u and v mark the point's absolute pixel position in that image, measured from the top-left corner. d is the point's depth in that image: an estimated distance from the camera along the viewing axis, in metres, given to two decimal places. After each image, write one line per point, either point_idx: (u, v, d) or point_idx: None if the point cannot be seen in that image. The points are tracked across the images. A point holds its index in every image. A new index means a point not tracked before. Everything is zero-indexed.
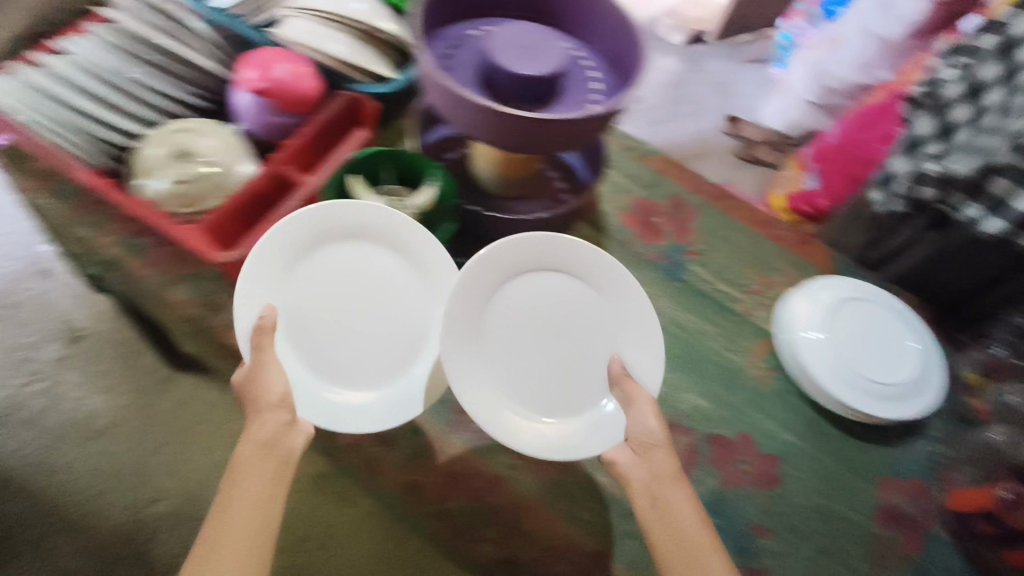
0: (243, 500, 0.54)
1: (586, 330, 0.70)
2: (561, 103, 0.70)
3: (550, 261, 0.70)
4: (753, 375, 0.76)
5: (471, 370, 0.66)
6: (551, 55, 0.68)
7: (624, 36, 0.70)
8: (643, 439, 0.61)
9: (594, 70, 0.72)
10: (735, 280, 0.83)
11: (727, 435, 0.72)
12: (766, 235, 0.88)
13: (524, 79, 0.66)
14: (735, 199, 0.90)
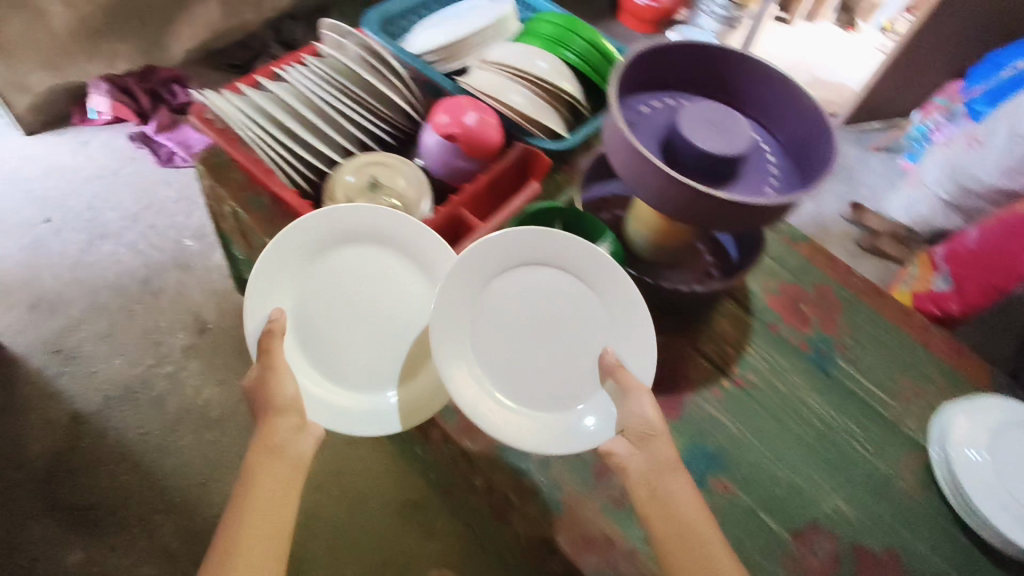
0: (258, 496, 0.61)
1: (578, 328, 0.74)
2: (731, 188, 0.70)
3: (535, 253, 0.73)
4: (901, 487, 0.72)
5: (463, 365, 0.71)
6: (738, 139, 0.69)
7: (815, 141, 0.70)
8: (644, 434, 0.66)
9: (773, 167, 0.73)
10: (885, 382, 0.78)
11: (870, 548, 0.68)
12: (919, 339, 0.83)
13: (707, 154, 0.67)
14: (886, 297, 0.87)
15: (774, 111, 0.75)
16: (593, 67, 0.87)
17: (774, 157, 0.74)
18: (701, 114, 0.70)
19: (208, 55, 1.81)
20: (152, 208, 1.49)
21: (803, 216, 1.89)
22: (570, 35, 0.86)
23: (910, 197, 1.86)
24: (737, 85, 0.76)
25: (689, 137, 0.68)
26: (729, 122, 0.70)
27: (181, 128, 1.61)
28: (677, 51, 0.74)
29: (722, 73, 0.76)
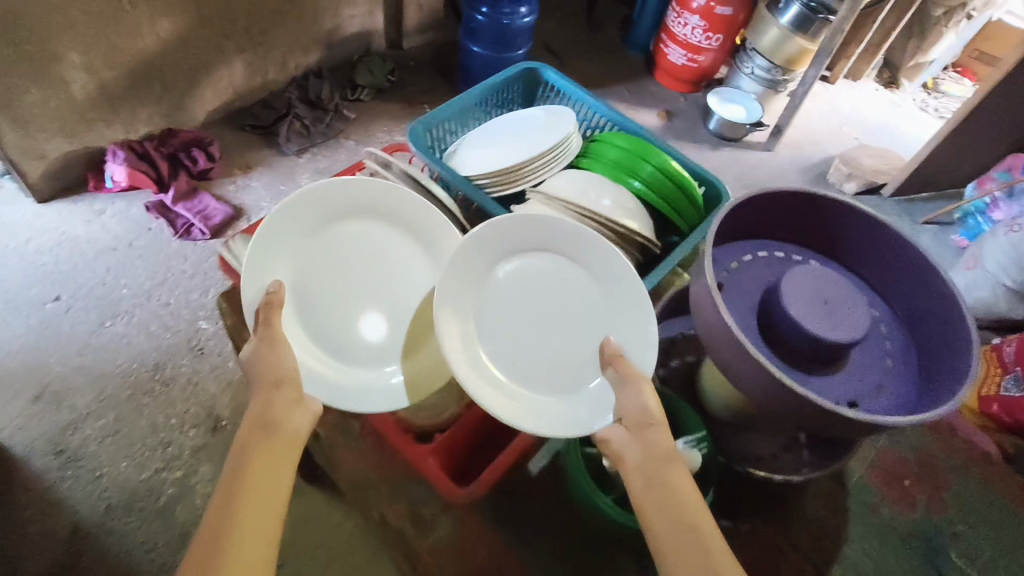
0: (257, 472, 0.63)
1: (569, 308, 0.87)
2: (819, 385, 0.68)
3: (536, 245, 0.88)
4: None
5: (467, 350, 0.84)
6: (846, 325, 0.63)
7: (949, 388, 0.67)
8: (643, 419, 0.75)
9: (888, 388, 0.72)
10: None
11: None
12: None
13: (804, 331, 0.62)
14: None
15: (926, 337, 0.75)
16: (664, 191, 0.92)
17: (897, 381, 0.73)
18: (823, 283, 0.64)
19: (231, 116, 1.74)
20: (166, 285, 1.40)
21: None
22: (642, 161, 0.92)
23: (969, 279, 1.78)
24: (903, 285, 0.78)
25: (797, 303, 0.63)
26: (847, 300, 0.65)
27: (200, 196, 1.54)
28: (803, 211, 0.81)
29: (888, 268, 0.80)
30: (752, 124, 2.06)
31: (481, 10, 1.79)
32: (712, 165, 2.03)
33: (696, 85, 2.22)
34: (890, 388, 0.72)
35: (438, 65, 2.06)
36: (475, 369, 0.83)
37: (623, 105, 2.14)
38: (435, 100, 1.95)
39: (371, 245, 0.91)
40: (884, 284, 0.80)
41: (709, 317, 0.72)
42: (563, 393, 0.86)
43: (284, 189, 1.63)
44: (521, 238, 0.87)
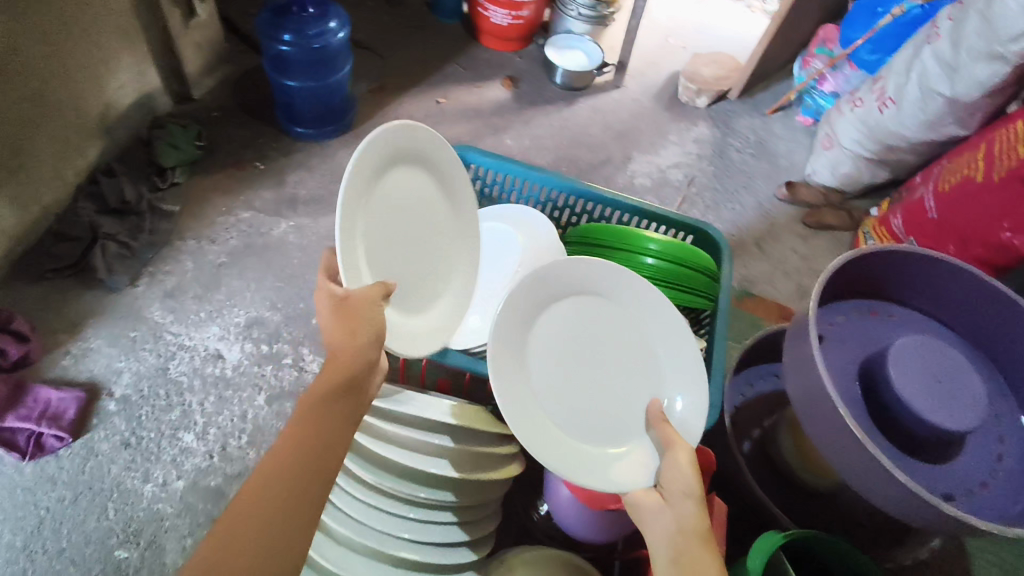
0: (316, 420, 0.66)
1: (617, 353, 0.82)
2: (952, 469, 0.72)
3: (584, 286, 0.82)
4: None
5: (530, 422, 0.75)
6: (967, 414, 0.68)
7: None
8: (679, 490, 0.65)
9: (1004, 489, 0.72)
10: None
11: None
12: None
13: (930, 422, 0.68)
14: None
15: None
16: (674, 276, 0.87)
17: (1016, 483, 0.72)
18: (934, 356, 0.71)
19: (20, 267, 1.34)
20: (46, 527, 1.09)
21: (746, 212, 1.83)
22: (633, 255, 0.88)
23: (831, 159, 1.86)
24: (998, 335, 0.80)
25: (896, 372, 0.70)
26: (954, 372, 0.70)
27: (35, 391, 1.19)
28: (906, 262, 0.83)
29: (984, 322, 0.82)
30: (596, 68, 1.99)
31: (283, 38, 1.51)
32: (576, 123, 1.94)
33: (525, 40, 2.08)
34: (1012, 445, 0.75)
35: (245, 106, 1.72)
36: (540, 426, 0.76)
37: (463, 85, 1.95)
38: (263, 151, 1.65)
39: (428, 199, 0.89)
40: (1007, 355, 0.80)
41: (827, 433, 0.67)
42: (618, 448, 0.77)
43: (136, 333, 1.31)
44: (573, 283, 0.82)
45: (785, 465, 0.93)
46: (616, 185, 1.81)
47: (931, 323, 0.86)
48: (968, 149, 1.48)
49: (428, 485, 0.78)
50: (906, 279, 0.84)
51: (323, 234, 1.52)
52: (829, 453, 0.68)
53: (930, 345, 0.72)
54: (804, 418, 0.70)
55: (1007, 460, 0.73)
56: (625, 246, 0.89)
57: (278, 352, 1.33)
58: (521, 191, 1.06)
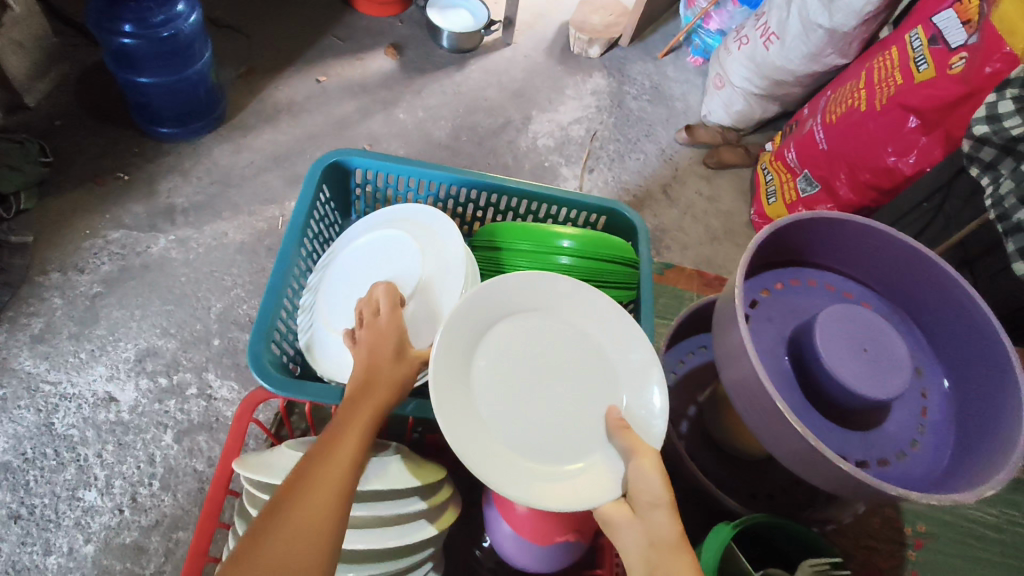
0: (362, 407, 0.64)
1: (572, 365, 0.78)
2: (882, 433, 0.74)
3: (519, 302, 0.78)
4: None
5: (478, 450, 0.70)
6: (893, 381, 0.69)
7: (1000, 400, 0.69)
8: (647, 497, 0.62)
9: (922, 445, 0.74)
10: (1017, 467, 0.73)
11: None
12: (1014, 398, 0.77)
13: (856, 393, 0.69)
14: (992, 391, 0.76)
15: (940, 334, 0.79)
16: (592, 272, 0.83)
17: (934, 436, 0.75)
18: (859, 326, 0.72)
19: None
20: None
21: (650, 161, 1.82)
22: (547, 255, 0.84)
23: (724, 98, 1.87)
24: (907, 287, 0.81)
25: (823, 346, 0.70)
26: (877, 339, 0.71)
27: None
28: (821, 230, 0.82)
29: (894, 280, 0.82)
30: (483, 27, 1.88)
31: (124, 29, 1.33)
32: (470, 87, 1.84)
33: (404, 2, 1.94)
34: (932, 395, 0.77)
35: (94, 109, 1.51)
36: (489, 449, 0.71)
37: (343, 58, 1.80)
38: (124, 159, 1.47)
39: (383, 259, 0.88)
40: (917, 311, 0.82)
41: (761, 417, 0.67)
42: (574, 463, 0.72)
43: (6, 391, 1.16)
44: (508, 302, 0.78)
45: (722, 438, 0.94)
46: (520, 149, 1.75)
47: (847, 281, 0.87)
48: (850, 79, 1.52)
49: (358, 563, 0.69)
50: (820, 243, 0.84)
51: (209, 244, 1.38)
52: (763, 436, 0.68)
53: (851, 313, 0.72)
54: (739, 400, 0.69)
55: (930, 412, 0.76)
56: (537, 245, 0.84)
57: (179, 383, 1.21)
58: (418, 191, 0.98)
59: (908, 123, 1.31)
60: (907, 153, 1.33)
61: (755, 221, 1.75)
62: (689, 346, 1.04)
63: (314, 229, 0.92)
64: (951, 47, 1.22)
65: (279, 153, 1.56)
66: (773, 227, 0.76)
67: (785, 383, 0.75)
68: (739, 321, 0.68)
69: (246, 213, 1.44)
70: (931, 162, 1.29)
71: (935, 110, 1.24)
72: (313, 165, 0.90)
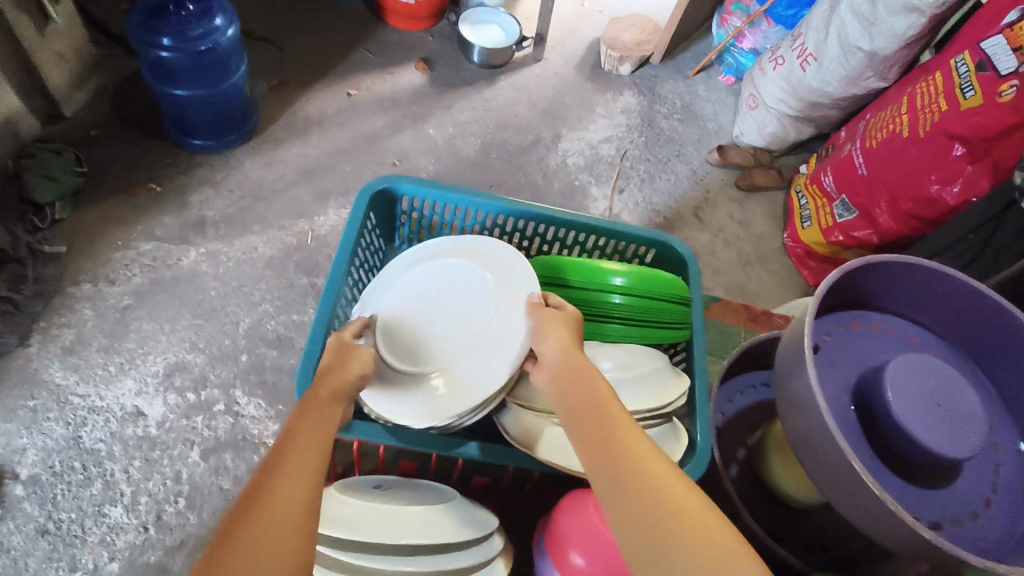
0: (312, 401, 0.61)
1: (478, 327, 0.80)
2: (953, 491, 0.71)
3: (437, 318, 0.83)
4: None
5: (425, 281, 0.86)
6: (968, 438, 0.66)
7: None
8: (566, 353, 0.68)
9: (997, 504, 0.71)
10: None
11: None
12: None
13: (930, 451, 0.66)
14: None
15: (1014, 388, 0.76)
16: (645, 309, 0.81)
17: (1008, 494, 0.71)
18: (929, 376, 0.69)
19: None
20: None
21: (681, 182, 1.80)
22: (599, 293, 0.82)
23: (757, 119, 1.85)
24: (981, 337, 0.78)
25: (893, 398, 0.68)
26: (948, 391, 0.68)
27: None
28: (887, 274, 0.79)
29: (964, 327, 0.80)
30: (514, 43, 1.88)
31: (162, 43, 1.33)
32: (500, 103, 1.83)
33: (435, 16, 1.94)
34: (1005, 452, 0.74)
35: (129, 120, 1.52)
36: (429, 285, 0.86)
37: (373, 72, 1.81)
38: (158, 171, 1.47)
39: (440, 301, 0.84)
40: (990, 361, 0.79)
41: (831, 474, 0.64)
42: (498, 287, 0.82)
43: (36, 403, 1.16)
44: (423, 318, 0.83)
45: (769, 482, 0.91)
46: (549, 167, 1.74)
47: (912, 326, 0.84)
48: (890, 104, 1.49)
49: None
50: (886, 287, 0.82)
51: (239, 258, 1.38)
52: (831, 494, 0.65)
53: (923, 362, 0.70)
54: (807, 455, 0.66)
55: (1003, 471, 0.73)
56: (588, 283, 0.82)
57: (207, 400, 1.20)
58: (463, 220, 0.97)
59: (953, 151, 1.27)
60: (950, 183, 1.29)
61: (788, 246, 1.72)
62: (735, 381, 1.01)
63: (360, 257, 0.91)
64: (1000, 74, 1.18)
65: (309, 168, 1.56)
66: (839, 272, 0.74)
67: (851, 435, 0.72)
68: (809, 373, 0.65)
69: (276, 227, 1.44)
70: (975, 196, 1.26)
71: (984, 140, 1.21)
72: (361, 192, 0.88)
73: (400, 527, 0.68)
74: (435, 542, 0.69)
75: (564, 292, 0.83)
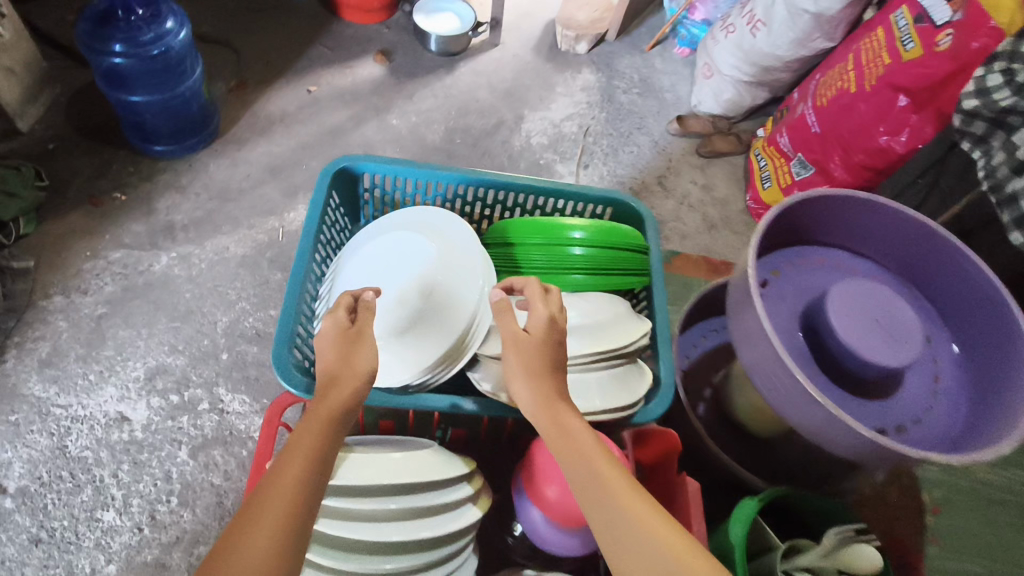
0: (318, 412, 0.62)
1: (429, 293, 0.83)
2: (898, 400, 0.75)
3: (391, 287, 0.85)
4: None
5: (377, 256, 0.89)
6: (904, 349, 0.72)
7: (1011, 362, 0.71)
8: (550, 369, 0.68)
9: (941, 408, 0.76)
10: None
11: None
12: None
13: (871, 361, 0.71)
14: None
15: (948, 302, 0.82)
16: (604, 262, 0.84)
17: (951, 398, 0.76)
18: (864, 298, 0.74)
19: None
20: None
21: (644, 153, 1.84)
22: (560, 248, 0.85)
23: (713, 88, 1.89)
24: (916, 258, 0.84)
25: (834, 319, 0.72)
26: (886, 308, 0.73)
27: None
28: (824, 209, 0.84)
29: (899, 251, 0.85)
30: (470, 30, 1.89)
31: (115, 50, 1.32)
32: (461, 89, 1.85)
33: (390, 8, 1.95)
34: (944, 362, 0.79)
35: (88, 131, 1.51)
36: (381, 259, 0.89)
37: (332, 68, 1.81)
38: (121, 180, 1.47)
39: (393, 273, 0.87)
40: (924, 280, 0.84)
41: (782, 395, 0.68)
42: (445, 258, 0.86)
43: (17, 417, 1.16)
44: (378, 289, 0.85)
45: (735, 415, 0.95)
46: (514, 148, 1.76)
47: (854, 257, 0.89)
48: (838, 62, 1.53)
49: (393, 553, 0.70)
50: (824, 222, 0.86)
51: (211, 259, 1.38)
52: (784, 411, 0.69)
53: (858, 286, 0.75)
54: (759, 377, 0.70)
55: (942, 377, 0.78)
56: (546, 238, 0.85)
57: (190, 400, 1.21)
58: (425, 193, 0.98)
59: (897, 102, 1.32)
60: (897, 134, 1.34)
61: (751, 208, 1.77)
62: (696, 326, 1.06)
63: (325, 235, 0.93)
64: (936, 25, 1.23)
65: (274, 165, 1.56)
66: (779, 207, 0.77)
67: (800, 360, 0.76)
68: (753, 300, 0.70)
69: (246, 226, 1.44)
70: (920, 144, 1.31)
71: (926, 90, 1.26)
72: (323, 172, 0.90)
73: (386, 468, 0.71)
74: (414, 480, 0.71)
75: (528, 250, 0.86)
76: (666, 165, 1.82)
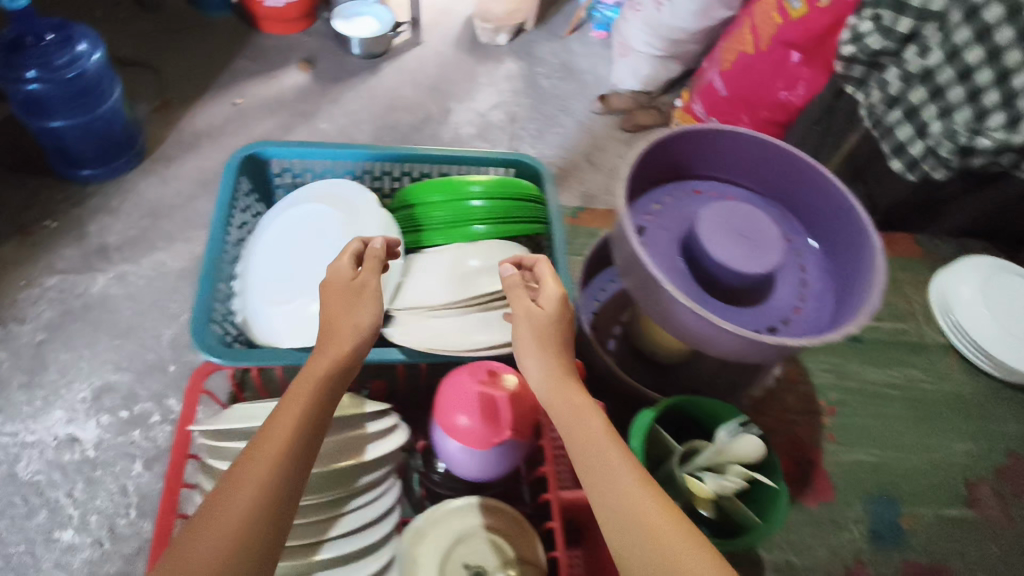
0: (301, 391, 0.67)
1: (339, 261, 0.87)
2: (769, 305, 0.82)
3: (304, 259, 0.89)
4: None
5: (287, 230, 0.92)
6: (766, 257, 0.78)
7: (861, 257, 0.79)
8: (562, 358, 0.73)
9: (808, 307, 0.83)
10: None
11: None
12: None
13: (738, 271, 0.77)
14: None
15: (811, 215, 0.89)
16: (506, 213, 0.90)
17: (817, 299, 0.83)
18: (730, 216, 0.80)
19: None
20: None
21: (570, 134, 1.90)
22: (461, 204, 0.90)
23: (630, 66, 1.96)
24: (779, 179, 0.90)
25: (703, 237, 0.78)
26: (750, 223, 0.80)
27: None
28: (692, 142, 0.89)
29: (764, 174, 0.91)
30: (389, 30, 1.93)
31: (27, 76, 1.32)
32: (386, 88, 1.89)
33: (308, 16, 1.97)
34: (809, 268, 0.86)
35: (10, 163, 1.50)
36: (290, 232, 0.92)
37: (255, 79, 1.82)
38: (50, 208, 1.46)
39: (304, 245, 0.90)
40: (788, 198, 0.91)
41: (661, 308, 0.74)
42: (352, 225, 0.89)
43: None
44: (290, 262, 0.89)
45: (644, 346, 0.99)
46: (443, 140, 1.80)
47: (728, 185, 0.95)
48: (737, 27, 1.60)
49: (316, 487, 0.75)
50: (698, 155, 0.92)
51: (149, 276, 1.39)
52: (666, 322, 0.75)
53: (724, 206, 0.81)
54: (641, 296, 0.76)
55: (808, 281, 0.85)
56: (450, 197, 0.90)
57: (140, 413, 1.22)
58: (334, 172, 1.01)
59: (790, 58, 1.42)
60: (794, 87, 1.45)
61: None
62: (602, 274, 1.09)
63: (239, 220, 0.95)
64: None
65: (205, 178, 1.57)
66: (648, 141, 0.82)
67: (681, 279, 0.82)
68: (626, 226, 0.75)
69: (182, 240, 1.45)
70: (813, 94, 1.42)
71: (815, 43, 1.36)
72: (229, 160, 0.92)
73: None
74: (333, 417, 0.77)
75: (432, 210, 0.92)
76: (593, 142, 1.89)
